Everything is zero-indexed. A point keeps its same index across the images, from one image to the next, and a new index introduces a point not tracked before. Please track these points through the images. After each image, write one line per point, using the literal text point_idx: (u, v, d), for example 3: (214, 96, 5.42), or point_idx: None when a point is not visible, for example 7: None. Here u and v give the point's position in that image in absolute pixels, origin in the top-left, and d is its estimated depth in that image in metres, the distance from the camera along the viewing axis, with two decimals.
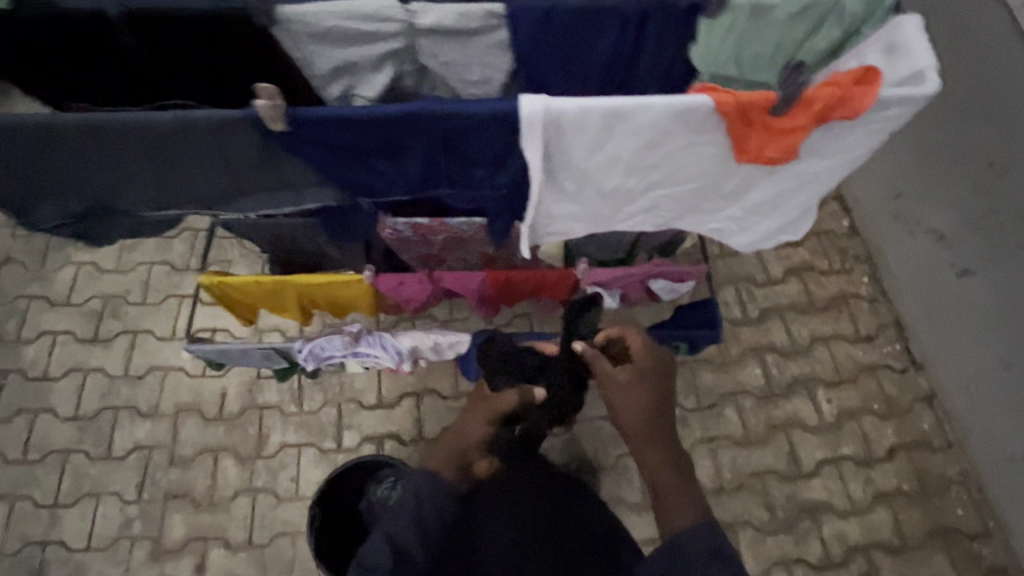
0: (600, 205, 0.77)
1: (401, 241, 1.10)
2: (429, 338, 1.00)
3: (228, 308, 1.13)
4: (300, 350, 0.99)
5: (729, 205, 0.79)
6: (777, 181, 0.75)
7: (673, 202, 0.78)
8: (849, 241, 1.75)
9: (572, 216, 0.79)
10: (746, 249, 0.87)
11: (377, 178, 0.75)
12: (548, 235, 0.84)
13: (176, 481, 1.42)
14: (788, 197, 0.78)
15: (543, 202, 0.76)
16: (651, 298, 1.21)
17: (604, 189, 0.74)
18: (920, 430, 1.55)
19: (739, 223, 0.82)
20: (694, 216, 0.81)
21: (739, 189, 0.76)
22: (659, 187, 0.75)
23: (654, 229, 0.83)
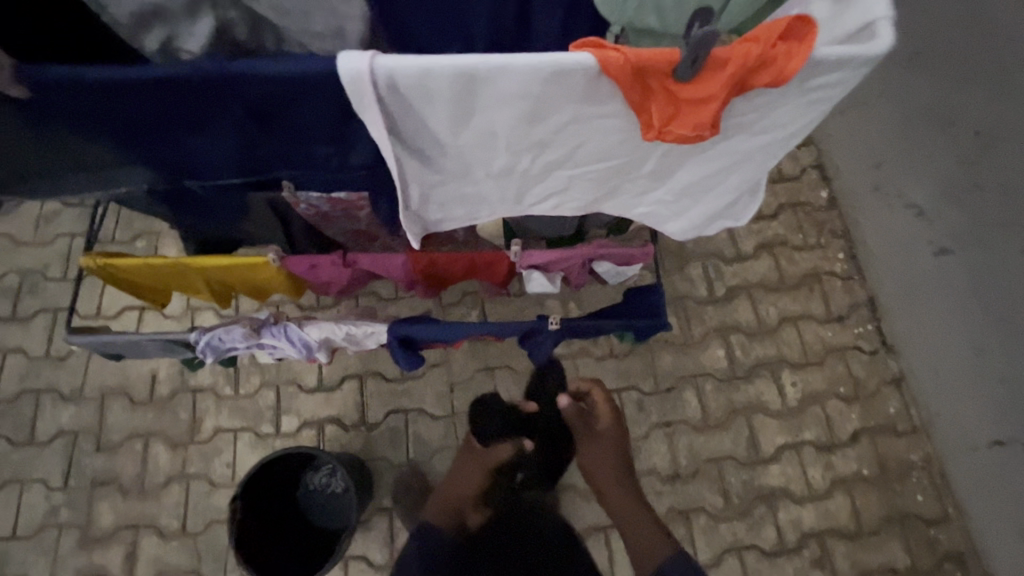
0: (494, 186, 0.68)
1: (323, 218, 0.99)
2: (341, 329, 0.90)
3: (127, 292, 1.01)
4: (196, 341, 0.89)
5: (650, 186, 0.70)
6: (700, 159, 0.65)
7: (580, 184, 0.68)
8: (826, 214, 1.64)
9: (465, 199, 0.70)
10: (680, 235, 0.78)
11: (221, 152, 0.67)
12: (444, 220, 0.75)
13: (104, 467, 1.35)
14: (717, 178, 0.68)
15: (425, 185, 0.66)
16: (596, 279, 1.12)
17: (492, 169, 0.64)
18: (886, 414, 1.49)
19: (665, 204, 0.73)
20: (610, 197, 0.72)
21: (655, 169, 0.66)
22: (558, 166, 0.64)
23: (571, 211, 0.74)
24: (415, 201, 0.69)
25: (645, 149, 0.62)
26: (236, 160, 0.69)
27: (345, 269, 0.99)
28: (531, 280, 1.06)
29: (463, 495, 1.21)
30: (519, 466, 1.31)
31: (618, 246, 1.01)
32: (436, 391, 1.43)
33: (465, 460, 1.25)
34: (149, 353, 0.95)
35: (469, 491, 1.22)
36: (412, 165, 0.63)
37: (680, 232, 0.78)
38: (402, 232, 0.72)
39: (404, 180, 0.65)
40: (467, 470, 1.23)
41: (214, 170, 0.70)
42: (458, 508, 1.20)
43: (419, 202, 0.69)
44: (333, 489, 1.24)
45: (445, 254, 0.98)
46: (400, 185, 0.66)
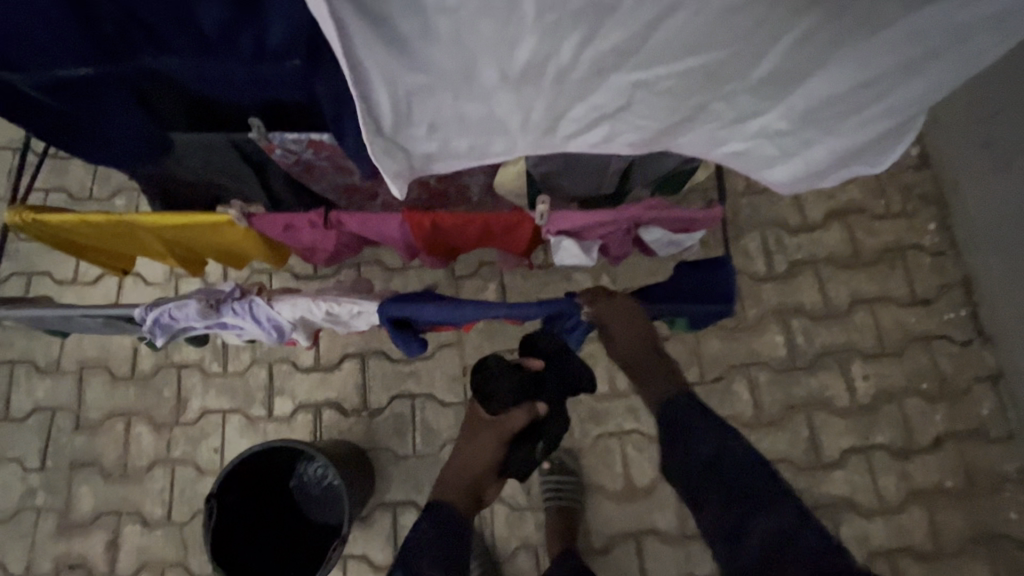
0: (513, 99, 0.45)
1: (305, 168, 0.79)
2: (320, 307, 0.72)
3: (76, 254, 0.85)
4: (142, 319, 0.72)
5: (758, 105, 0.46)
6: (855, 53, 0.41)
7: (648, 100, 0.45)
8: (915, 176, 1.36)
9: (469, 120, 0.47)
10: (785, 184, 0.57)
11: (55, 25, 0.50)
12: (436, 157, 0.52)
13: (83, 447, 1.23)
14: (868, 92, 0.45)
15: (405, 92, 0.43)
16: (641, 251, 0.90)
17: (512, 66, 0.41)
18: (977, 417, 1.26)
19: (774, 136, 0.50)
20: (688, 123, 0.49)
21: (774, 72, 0.43)
22: (621, 66, 0.41)
23: (629, 147, 0.52)
24: (390, 122, 0.46)
25: (776, 28, 0.39)
26: (87, 39, 0.52)
27: (328, 231, 0.80)
28: (561, 251, 0.85)
29: (471, 468, 0.95)
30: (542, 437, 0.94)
31: (675, 206, 0.79)
32: (447, 374, 1.25)
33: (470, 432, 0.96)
34: (93, 330, 0.78)
35: (483, 467, 0.94)
36: (381, 50, 0.39)
37: (780, 180, 0.57)
38: (374, 168, 0.50)
39: (368, 80, 0.42)
40: (472, 445, 0.95)
41: (60, 55, 0.53)
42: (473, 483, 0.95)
43: (398, 123, 0.46)
44: (327, 481, 1.08)
45: (452, 217, 0.77)
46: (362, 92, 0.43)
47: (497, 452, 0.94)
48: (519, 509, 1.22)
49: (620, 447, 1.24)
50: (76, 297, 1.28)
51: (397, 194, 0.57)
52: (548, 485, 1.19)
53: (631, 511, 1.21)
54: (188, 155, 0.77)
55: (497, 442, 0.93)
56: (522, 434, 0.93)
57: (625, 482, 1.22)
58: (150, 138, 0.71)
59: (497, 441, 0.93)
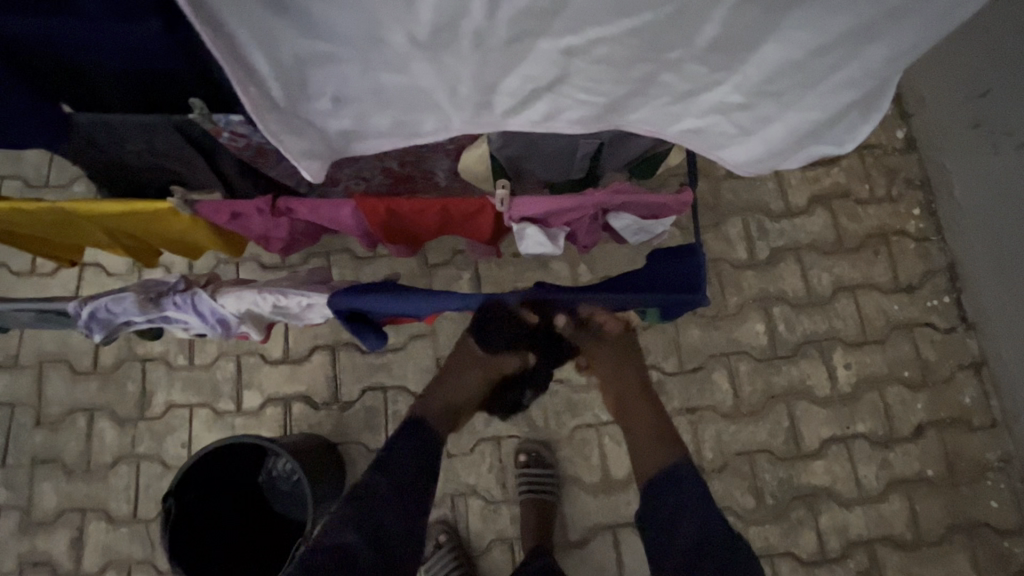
0: (431, 66, 0.42)
1: (256, 152, 0.74)
2: (268, 299, 0.69)
3: (14, 244, 0.81)
4: (77, 312, 0.67)
5: (709, 75, 0.43)
6: (807, 15, 0.37)
7: (583, 68, 0.42)
8: (901, 159, 1.33)
9: (385, 92, 0.45)
10: (745, 166, 0.53)
11: None
12: (355, 135, 0.50)
13: (44, 443, 1.19)
14: (829, 61, 0.41)
15: (297, 59, 0.41)
16: (612, 238, 0.86)
17: (419, 28, 0.38)
18: (959, 405, 1.24)
19: (730, 110, 0.47)
20: (636, 96, 0.46)
21: (720, 37, 0.39)
22: (545, 29, 0.38)
23: (571, 123, 0.49)
24: (283, 94, 0.44)
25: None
26: None
27: (279, 219, 0.75)
28: (525, 238, 0.80)
29: (458, 400, 0.96)
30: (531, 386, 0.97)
31: (643, 190, 0.75)
32: (419, 366, 1.22)
33: (459, 367, 0.96)
34: (30, 325, 0.74)
35: (467, 399, 0.97)
36: (256, 12, 0.37)
37: (740, 160, 0.53)
38: (281, 145, 0.47)
39: (241, 47, 0.39)
40: (464, 376, 0.95)
41: None
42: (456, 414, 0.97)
43: (293, 95, 0.44)
44: (294, 477, 1.06)
45: (409, 202, 0.73)
46: (240, 60, 0.40)
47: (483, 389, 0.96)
48: (494, 503, 1.20)
49: (598, 437, 1.21)
50: (34, 291, 1.23)
51: (314, 178, 0.54)
52: (523, 479, 1.16)
53: (608, 502, 1.19)
54: (127, 138, 0.73)
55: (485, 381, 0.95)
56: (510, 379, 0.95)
57: (603, 474, 1.20)
58: (52, 121, 0.67)
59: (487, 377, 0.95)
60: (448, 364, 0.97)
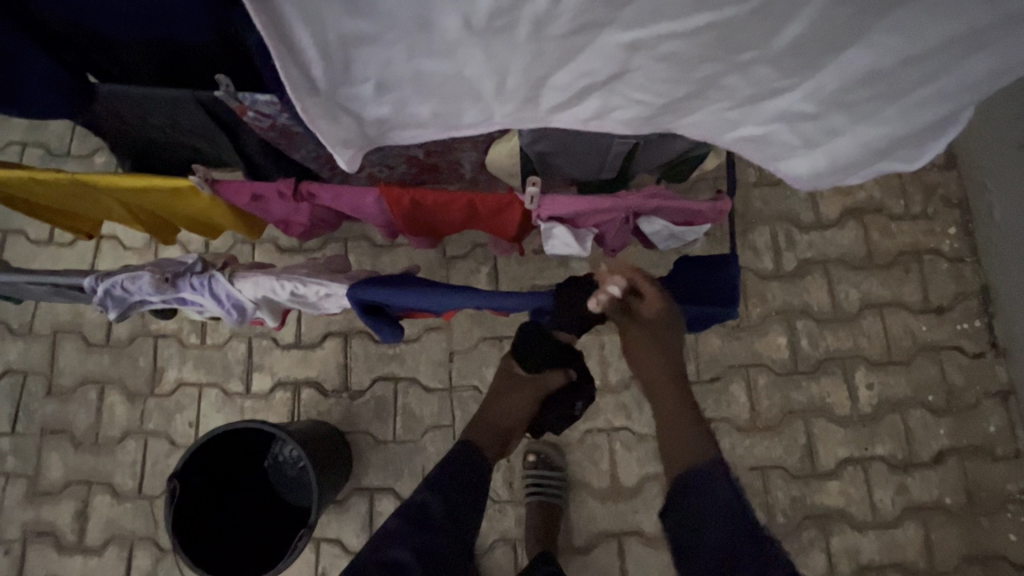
0: (481, 56, 0.39)
1: (281, 134, 0.72)
2: (286, 286, 0.67)
3: (30, 212, 0.79)
4: (92, 289, 0.66)
5: (781, 80, 0.40)
6: (903, 19, 0.35)
7: (645, 66, 0.39)
8: (940, 176, 1.28)
9: (430, 80, 0.42)
10: (803, 180, 0.51)
11: None
12: (392, 124, 0.47)
13: (54, 414, 1.19)
14: (914, 72, 0.39)
15: (342, 40, 0.38)
16: (641, 242, 0.83)
17: (476, 15, 0.36)
18: (983, 434, 1.20)
19: (794, 121, 0.44)
20: (694, 99, 0.43)
21: (801, 38, 0.36)
22: (613, 21, 0.36)
23: (621, 126, 0.46)
24: (324, 76, 0.41)
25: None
26: None
27: (300, 204, 0.73)
28: (552, 238, 0.77)
29: (504, 424, 0.93)
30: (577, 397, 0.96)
31: (677, 194, 0.72)
32: (432, 359, 1.20)
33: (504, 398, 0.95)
34: (44, 297, 0.73)
35: (517, 420, 0.94)
36: None
37: (800, 173, 0.50)
38: (317, 131, 0.45)
39: (284, 23, 0.37)
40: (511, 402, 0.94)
41: None
42: (506, 437, 0.94)
43: (334, 78, 0.41)
44: (300, 464, 1.05)
45: (434, 194, 0.70)
46: (284, 38, 0.38)
47: (529, 411, 0.94)
48: (500, 502, 1.18)
49: (609, 442, 1.19)
50: (52, 261, 1.23)
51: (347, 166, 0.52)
52: (530, 480, 1.15)
53: (615, 509, 1.17)
54: (150, 111, 0.71)
55: (528, 404, 0.94)
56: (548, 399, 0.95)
57: (612, 481, 1.18)
58: (74, 91, 0.65)
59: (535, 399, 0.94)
60: (491, 393, 0.96)
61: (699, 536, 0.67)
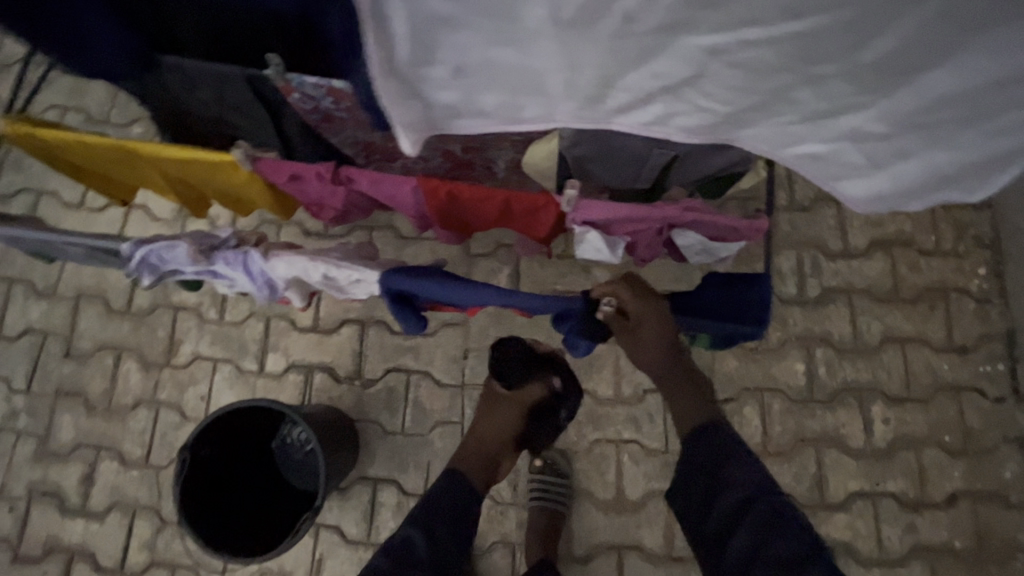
0: (557, 47, 0.41)
1: (323, 117, 0.75)
2: (318, 268, 0.67)
3: (69, 175, 0.80)
4: (129, 256, 0.67)
5: (858, 99, 0.44)
6: (989, 47, 0.39)
7: (727, 75, 0.43)
8: (973, 215, 1.26)
9: (501, 70, 0.44)
10: (863, 202, 0.55)
11: None
12: (456, 111, 0.49)
13: (70, 376, 1.21)
14: (975, 105, 0.44)
15: (429, 23, 0.40)
16: (673, 255, 0.83)
17: (564, 7, 0.38)
18: (998, 479, 1.18)
19: (865, 140, 0.48)
20: (765, 110, 0.47)
21: (892, 58, 0.40)
22: (702, 21, 0.38)
23: (697, 133, 0.50)
24: (406, 57, 0.42)
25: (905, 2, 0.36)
26: None
27: (336, 188, 0.74)
28: (583, 243, 0.77)
29: (491, 444, 0.99)
30: (560, 404, 1.08)
31: (715, 211, 0.72)
32: (447, 355, 1.20)
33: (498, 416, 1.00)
34: (78, 259, 0.74)
35: (503, 439, 1.00)
36: None
37: (861, 193, 0.54)
38: (387, 113, 0.45)
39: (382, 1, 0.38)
40: (494, 419, 1.00)
41: None
42: (495, 455, 0.99)
43: (415, 59, 0.42)
44: (308, 447, 1.02)
45: (472, 189, 0.70)
46: (377, 14, 0.39)
47: (518, 425, 1.01)
48: (502, 503, 1.18)
49: (617, 453, 1.18)
50: (82, 225, 1.24)
51: (405, 151, 0.53)
52: (535, 485, 1.14)
53: (617, 521, 1.16)
54: (200, 85, 0.72)
55: (519, 416, 1.01)
56: (538, 410, 1.04)
57: (616, 493, 1.17)
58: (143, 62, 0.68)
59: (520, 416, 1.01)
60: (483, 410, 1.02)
61: (700, 478, 0.75)
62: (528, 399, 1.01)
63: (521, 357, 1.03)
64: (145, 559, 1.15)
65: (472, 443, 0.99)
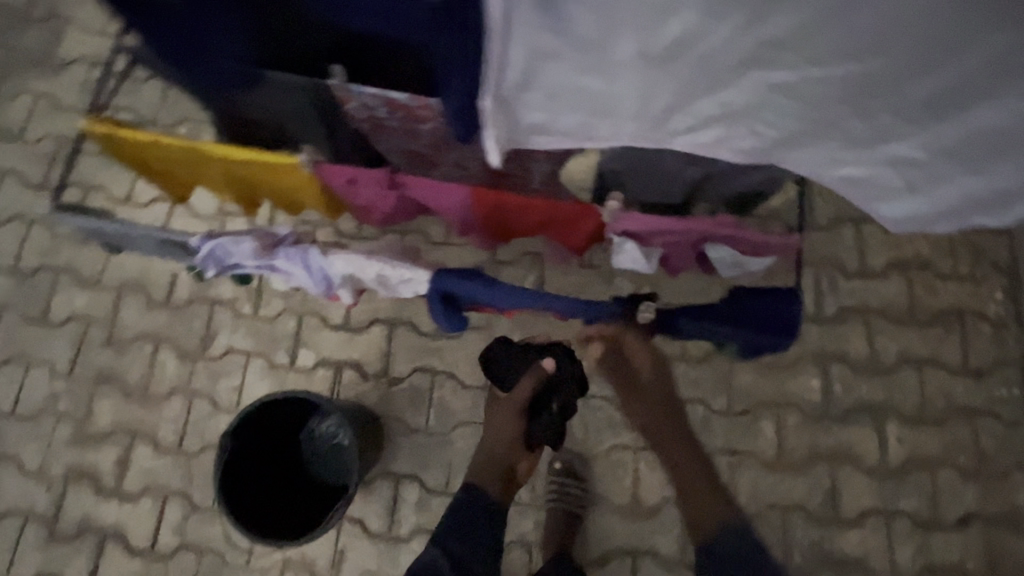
0: (633, 80, 0.54)
1: (375, 125, 0.81)
2: (372, 267, 0.71)
3: (137, 173, 0.86)
4: (198, 249, 0.72)
5: (896, 132, 0.55)
6: (1010, 96, 0.51)
7: (789, 103, 0.54)
8: (991, 241, 1.29)
9: (585, 95, 0.57)
10: (898, 220, 0.66)
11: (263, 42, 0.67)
12: (539, 128, 0.63)
13: (110, 363, 1.25)
14: (999, 135, 0.54)
15: (546, 58, 0.53)
16: (702, 268, 0.87)
17: (646, 51, 0.51)
18: (1011, 502, 1.20)
19: (902, 166, 0.59)
20: (818, 135, 0.58)
21: (929, 98, 0.52)
22: (769, 65, 0.51)
23: (752, 154, 0.62)
24: (511, 84, 0.56)
25: (940, 60, 0.48)
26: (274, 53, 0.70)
27: (390, 193, 0.79)
28: (620, 253, 0.81)
29: (501, 448, 1.05)
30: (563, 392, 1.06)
31: (745, 228, 0.76)
32: (472, 357, 1.24)
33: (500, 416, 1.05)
34: (146, 250, 0.79)
35: (508, 439, 1.05)
36: (533, 23, 0.49)
37: (897, 213, 0.65)
38: (485, 125, 0.59)
39: (519, 42, 0.51)
40: (496, 423, 1.06)
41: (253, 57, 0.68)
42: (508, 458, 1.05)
43: (519, 85, 0.56)
44: (337, 440, 1.06)
45: (517, 198, 0.75)
46: (503, 51, 0.52)
47: (517, 424, 1.05)
48: (520, 503, 1.20)
49: (634, 460, 1.21)
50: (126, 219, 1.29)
51: (492, 162, 0.66)
52: (552, 488, 1.17)
53: (633, 526, 1.19)
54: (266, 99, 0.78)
55: (514, 416, 1.04)
56: (537, 405, 1.05)
57: (633, 499, 1.20)
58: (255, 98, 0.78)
59: (519, 415, 1.05)
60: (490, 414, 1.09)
61: None
62: (518, 396, 1.04)
63: (513, 352, 1.06)
64: (175, 542, 1.19)
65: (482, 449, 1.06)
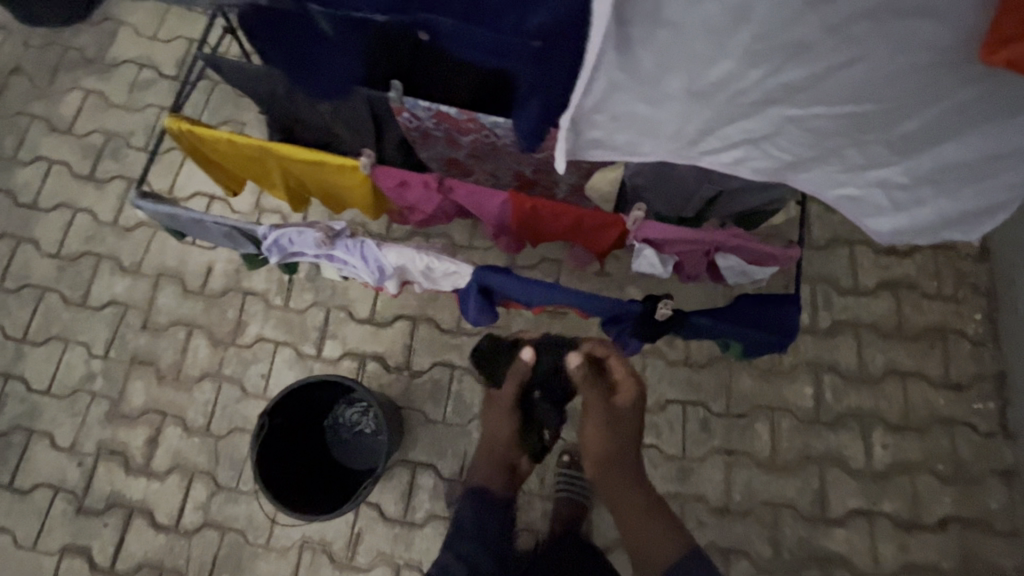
0: (679, 107, 0.64)
1: (422, 134, 0.89)
2: (421, 259, 0.80)
3: (203, 169, 0.94)
4: (265, 237, 0.80)
5: (887, 158, 0.65)
6: (982, 134, 0.60)
7: (801, 133, 0.64)
8: (971, 266, 1.40)
9: (637, 118, 0.66)
10: (889, 235, 0.75)
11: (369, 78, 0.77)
12: (595, 143, 0.71)
13: (145, 346, 1.32)
14: (969, 168, 0.64)
15: (607, 88, 0.62)
16: (712, 275, 0.96)
17: (693, 84, 0.60)
18: (985, 508, 1.28)
19: (892, 188, 0.69)
20: (822, 160, 0.68)
21: (915, 133, 0.61)
22: (788, 101, 0.60)
23: (771, 172, 0.72)
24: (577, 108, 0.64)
25: (925, 105, 0.58)
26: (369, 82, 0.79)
27: (436, 195, 0.88)
28: (639, 257, 0.90)
29: (498, 448, 1.09)
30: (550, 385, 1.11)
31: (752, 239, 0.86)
32: None
33: (488, 412, 1.09)
34: (212, 237, 0.87)
35: (502, 437, 1.08)
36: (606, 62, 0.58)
37: (886, 227, 0.74)
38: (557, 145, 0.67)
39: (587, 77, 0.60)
40: (491, 425, 1.09)
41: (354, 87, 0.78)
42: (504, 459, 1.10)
43: (583, 110, 0.65)
44: (360, 428, 1.15)
45: (551, 205, 0.84)
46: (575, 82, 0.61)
47: (510, 421, 1.08)
48: (528, 493, 1.28)
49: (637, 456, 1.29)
50: None
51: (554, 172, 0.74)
52: (562, 478, 1.24)
53: None
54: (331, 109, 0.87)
55: (506, 416, 1.07)
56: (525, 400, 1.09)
57: None
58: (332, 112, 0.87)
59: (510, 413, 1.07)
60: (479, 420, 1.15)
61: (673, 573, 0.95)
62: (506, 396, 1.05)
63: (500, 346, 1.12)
64: (199, 519, 1.24)
65: (481, 452, 1.10)
